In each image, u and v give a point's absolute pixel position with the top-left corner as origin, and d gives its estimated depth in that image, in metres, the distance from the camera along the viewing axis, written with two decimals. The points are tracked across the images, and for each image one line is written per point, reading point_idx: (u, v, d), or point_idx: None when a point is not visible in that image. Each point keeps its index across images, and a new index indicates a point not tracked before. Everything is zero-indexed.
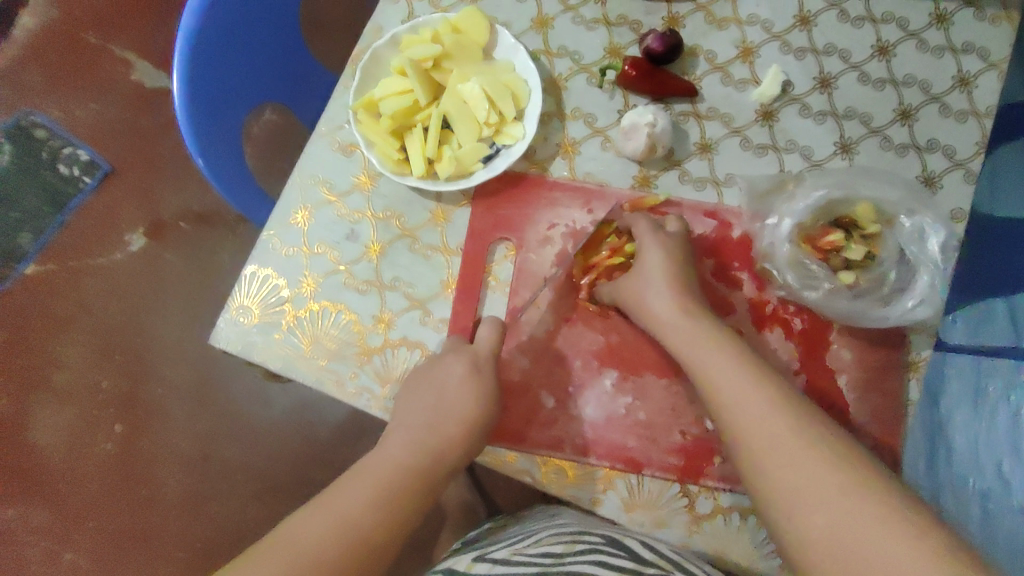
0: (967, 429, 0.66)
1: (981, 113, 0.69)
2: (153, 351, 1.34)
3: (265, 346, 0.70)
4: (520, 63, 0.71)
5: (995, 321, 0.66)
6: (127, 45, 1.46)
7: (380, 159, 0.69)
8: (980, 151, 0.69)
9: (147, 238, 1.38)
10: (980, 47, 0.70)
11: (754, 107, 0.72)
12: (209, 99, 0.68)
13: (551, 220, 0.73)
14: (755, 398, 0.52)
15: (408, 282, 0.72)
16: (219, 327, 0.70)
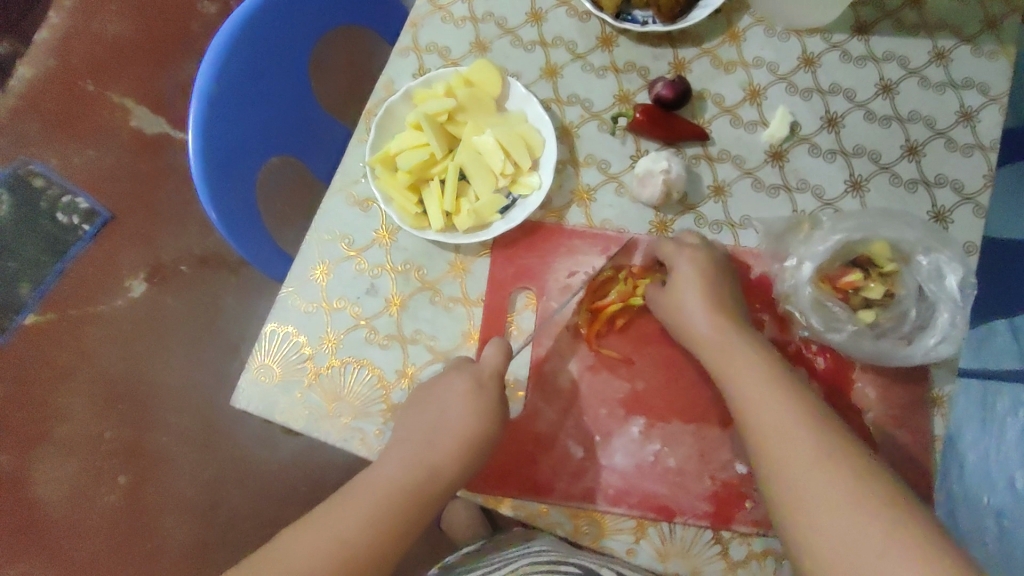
0: (979, 447, 0.73)
1: (986, 146, 0.70)
2: (157, 399, 1.30)
3: (289, 405, 0.70)
4: (533, 114, 0.72)
5: (995, 339, 0.79)
6: (127, 90, 1.41)
7: (399, 214, 0.69)
8: (988, 184, 0.69)
9: (148, 283, 1.34)
10: (981, 82, 0.71)
11: (765, 149, 0.72)
12: (223, 154, 0.70)
13: (570, 268, 0.73)
14: (787, 430, 0.52)
15: (430, 335, 0.72)
16: (241, 388, 0.70)
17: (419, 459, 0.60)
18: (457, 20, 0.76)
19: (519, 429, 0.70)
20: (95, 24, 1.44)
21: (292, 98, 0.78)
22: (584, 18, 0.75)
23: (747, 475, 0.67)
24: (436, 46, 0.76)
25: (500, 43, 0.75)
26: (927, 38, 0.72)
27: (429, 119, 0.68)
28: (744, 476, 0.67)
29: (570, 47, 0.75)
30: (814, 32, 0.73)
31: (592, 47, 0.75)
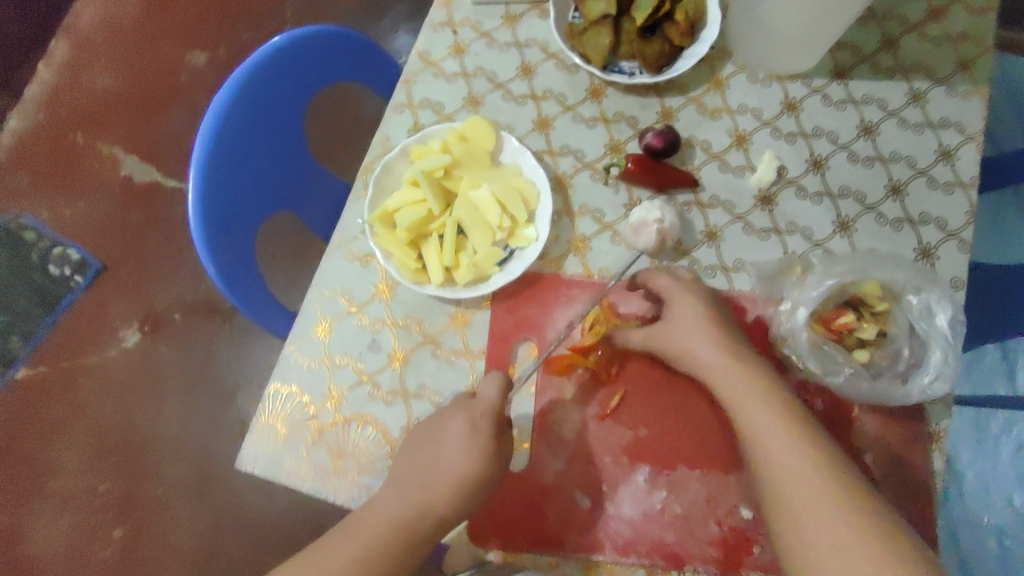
0: (979, 467, 0.90)
1: (968, 183, 0.71)
2: (153, 451, 1.24)
3: (295, 465, 0.70)
4: (527, 166, 0.74)
5: (984, 361, 0.91)
6: (117, 140, 1.36)
7: (399, 270, 0.71)
8: (971, 219, 0.70)
9: (142, 333, 1.30)
10: (957, 122, 0.72)
11: (754, 193, 0.73)
12: (222, 209, 0.71)
13: (570, 317, 0.74)
14: (787, 457, 0.55)
15: (433, 389, 0.72)
16: (246, 450, 0.70)
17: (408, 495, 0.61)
18: (450, 76, 0.78)
19: (524, 480, 0.70)
20: (83, 78, 1.37)
21: (287, 153, 0.80)
22: (572, 71, 0.78)
23: (753, 519, 0.67)
24: (430, 101, 0.78)
25: (492, 98, 0.78)
26: (903, 80, 0.74)
27: (425, 176, 0.70)
28: (749, 521, 0.67)
29: (560, 99, 0.77)
30: (796, 76, 0.75)
31: (582, 99, 0.77)
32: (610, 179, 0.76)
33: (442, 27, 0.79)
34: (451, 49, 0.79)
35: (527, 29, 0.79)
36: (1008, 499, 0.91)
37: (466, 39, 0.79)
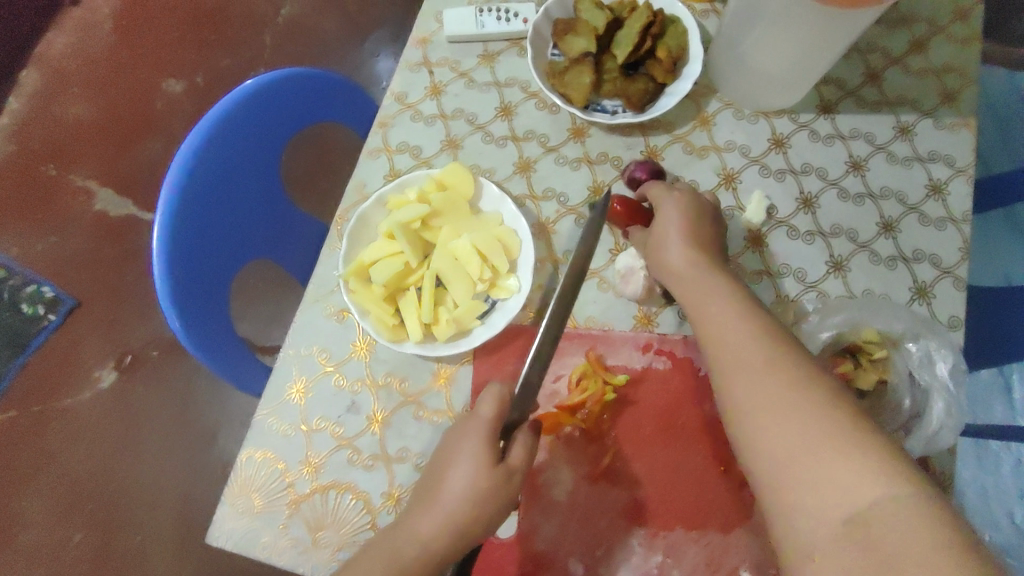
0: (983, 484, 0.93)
1: (959, 220, 0.68)
2: (131, 497, 1.19)
3: (270, 540, 0.63)
4: (509, 214, 0.70)
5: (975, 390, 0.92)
6: (91, 172, 1.35)
7: (377, 327, 0.66)
8: (964, 256, 0.67)
9: (117, 371, 1.25)
10: (946, 155, 0.70)
11: (743, 235, 0.69)
12: (191, 255, 0.65)
13: (556, 371, 0.68)
14: (779, 400, 0.44)
15: (417, 452, 0.66)
16: (217, 523, 0.63)
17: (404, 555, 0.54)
18: (427, 118, 0.75)
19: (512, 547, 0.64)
20: (55, 109, 1.39)
21: (262, 200, 0.75)
22: (554, 110, 0.75)
23: None
24: (407, 145, 0.74)
25: (472, 140, 0.75)
26: (889, 114, 0.72)
27: (403, 227, 0.65)
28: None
29: (542, 140, 0.74)
30: (782, 112, 0.73)
31: (565, 139, 0.74)
32: None
33: (418, 68, 0.76)
34: (428, 91, 0.76)
35: (506, 68, 0.76)
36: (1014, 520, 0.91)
37: (444, 80, 0.76)
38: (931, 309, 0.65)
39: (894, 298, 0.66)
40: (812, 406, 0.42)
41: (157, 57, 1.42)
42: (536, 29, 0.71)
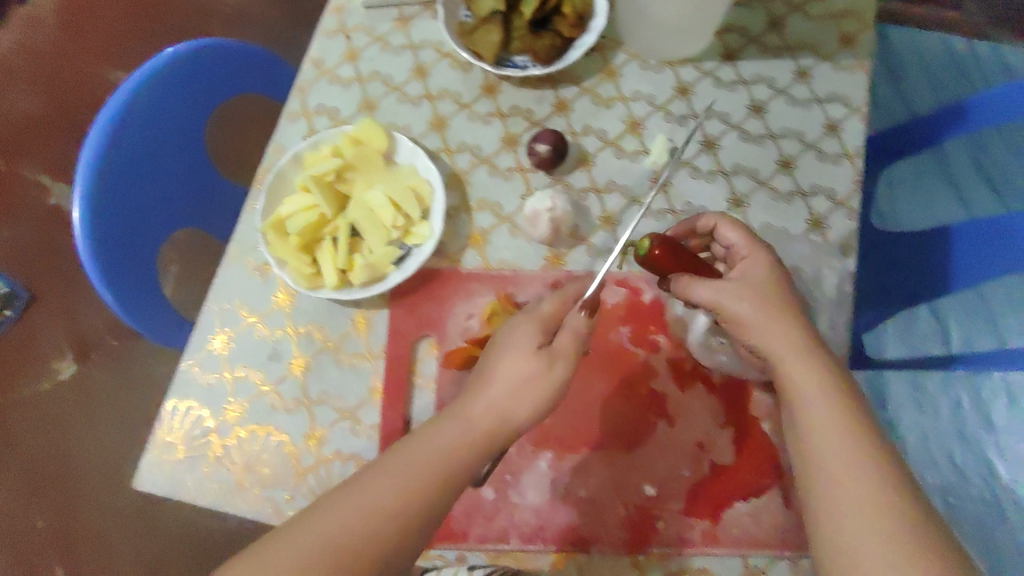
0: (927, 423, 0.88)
1: (853, 155, 0.69)
2: (79, 472, 1.15)
3: (195, 484, 0.65)
4: (422, 165, 0.70)
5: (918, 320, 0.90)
6: (38, 165, 1.26)
7: (294, 277, 0.67)
8: (858, 188, 0.68)
9: (77, 362, 1.20)
10: (842, 95, 0.71)
11: (648, 177, 0.71)
12: (119, 227, 0.64)
13: (467, 310, 0.71)
14: (847, 458, 0.45)
15: (336, 396, 0.68)
16: (143, 470, 0.65)
17: (399, 493, 0.46)
18: (344, 81, 0.75)
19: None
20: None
21: (182, 168, 0.72)
22: (467, 70, 0.75)
23: (660, 496, 0.61)
24: (324, 107, 0.75)
25: (387, 100, 0.75)
26: (789, 58, 0.73)
27: (317, 179, 0.66)
28: (654, 497, 0.61)
29: (456, 98, 0.75)
30: (687, 61, 0.74)
31: (477, 96, 0.75)
32: (507, 172, 0.72)
33: (335, 35, 0.77)
34: (344, 56, 0.76)
35: (421, 32, 0.77)
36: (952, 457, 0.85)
37: (360, 44, 0.77)
38: (825, 237, 0.67)
39: (791, 231, 0.68)
40: (881, 476, 0.44)
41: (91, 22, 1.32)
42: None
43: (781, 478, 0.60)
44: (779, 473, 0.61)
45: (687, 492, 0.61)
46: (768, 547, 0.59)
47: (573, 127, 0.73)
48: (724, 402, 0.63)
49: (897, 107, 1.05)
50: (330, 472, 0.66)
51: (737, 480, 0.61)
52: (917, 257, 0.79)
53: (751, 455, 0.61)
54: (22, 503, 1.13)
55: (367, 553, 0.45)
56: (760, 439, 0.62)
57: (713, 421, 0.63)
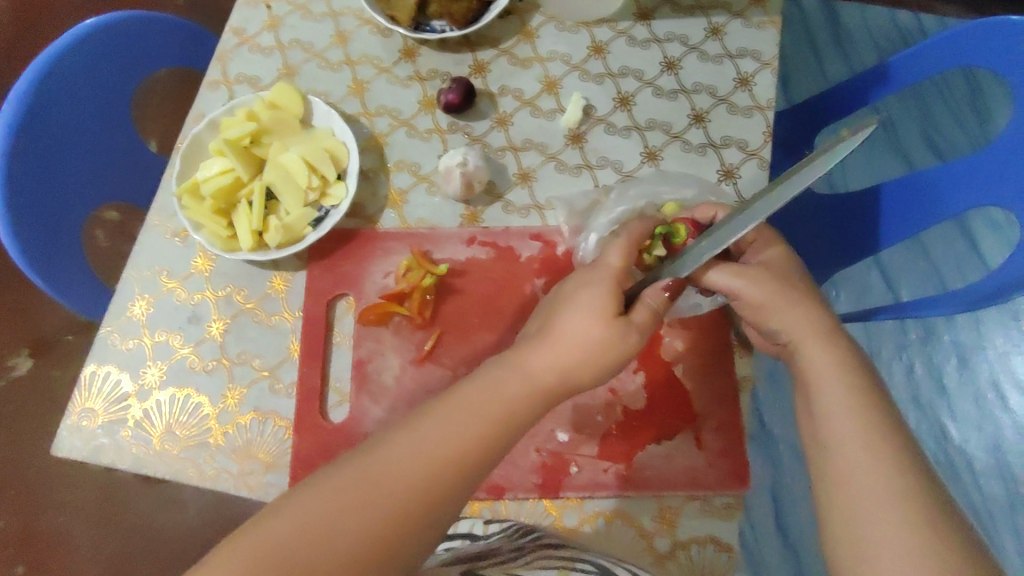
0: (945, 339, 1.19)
1: (764, 106, 0.73)
2: (55, 485, 1.22)
3: (115, 446, 0.65)
4: (338, 128, 0.72)
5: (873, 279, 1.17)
6: None
7: (210, 239, 0.68)
8: (768, 140, 0.72)
9: (33, 359, 1.28)
10: (753, 51, 0.75)
11: (564, 133, 0.74)
12: (29, 168, 0.74)
13: (385, 269, 0.70)
14: (844, 416, 0.47)
15: (255, 354, 0.68)
16: (61, 436, 0.65)
17: (441, 445, 0.47)
18: (265, 50, 0.79)
19: (342, 432, 0.65)
20: None
21: (92, 138, 0.83)
22: (386, 35, 0.78)
23: (572, 441, 0.65)
24: (244, 75, 0.78)
25: (308, 67, 0.78)
26: (702, 16, 0.77)
27: (229, 142, 0.67)
28: (567, 443, 0.65)
29: (376, 62, 0.77)
30: (602, 22, 0.78)
31: (396, 60, 0.77)
32: (425, 134, 0.75)
33: (255, 4, 0.80)
34: (265, 25, 0.80)
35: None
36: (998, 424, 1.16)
37: (281, 13, 0.80)
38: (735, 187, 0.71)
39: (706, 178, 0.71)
40: (866, 440, 0.46)
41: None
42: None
43: (692, 422, 0.65)
44: (684, 412, 0.65)
45: (600, 438, 0.65)
46: (680, 488, 0.63)
47: (491, 87, 0.76)
48: (639, 352, 0.67)
49: (844, 71, 1.23)
50: (249, 430, 0.65)
51: (654, 422, 0.65)
52: (854, 213, 0.85)
53: (657, 398, 0.66)
54: (4, 469, 1.22)
55: (391, 498, 0.44)
56: (670, 385, 0.66)
57: (626, 369, 0.67)
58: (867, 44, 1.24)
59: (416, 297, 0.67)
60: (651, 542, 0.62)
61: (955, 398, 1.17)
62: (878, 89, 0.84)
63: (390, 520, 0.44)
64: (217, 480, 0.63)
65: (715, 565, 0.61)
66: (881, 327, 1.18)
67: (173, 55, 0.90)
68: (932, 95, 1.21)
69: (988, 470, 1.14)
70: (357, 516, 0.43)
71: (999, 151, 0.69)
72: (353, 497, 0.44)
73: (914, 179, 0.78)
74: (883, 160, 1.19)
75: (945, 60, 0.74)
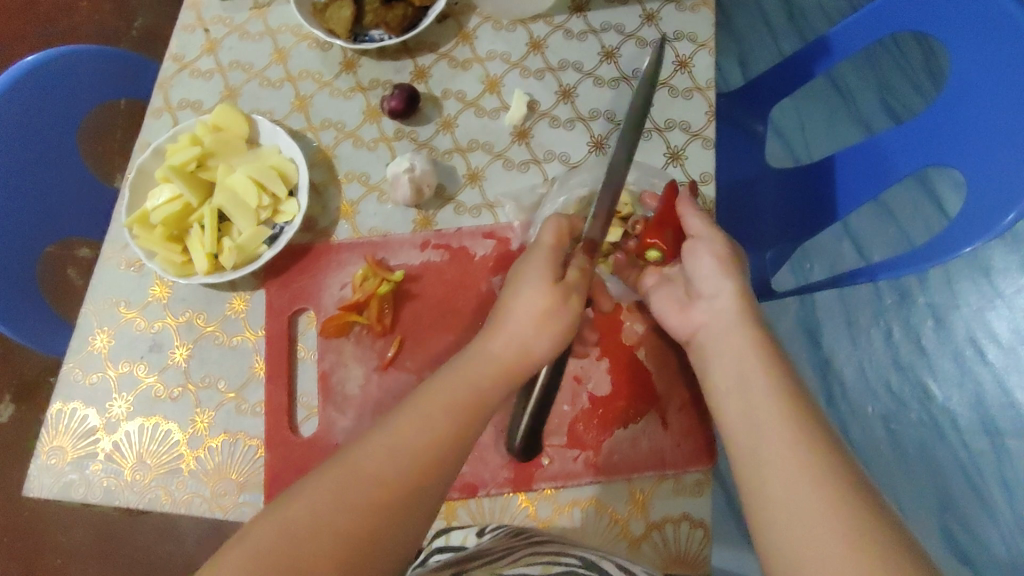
0: (925, 300, 1.20)
1: (703, 87, 0.74)
2: (51, 527, 1.21)
3: (85, 481, 0.65)
4: (284, 144, 0.72)
5: (842, 254, 1.18)
6: None
7: (164, 266, 0.68)
8: (710, 119, 0.73)
9: (16, 404, 1.27)
10: (688, 33, 0.76)
11: (510, 131, 0.75)
12: None
13: (343, 281, 0.71)
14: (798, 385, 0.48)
15: (220, 377, 0.68)
16: (31, 476, 0.65)
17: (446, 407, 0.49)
18: (205, 74, 0.79)
19: (313, 446, 0.66)
20: None
21: (42, 174, 0.83)
22: (325, 48, 0.79)
23: (540, 433, 0.66)
24: (187, 101, 0.78)
25: (250, 87, 0.78)
26: (636, 4, 0.78)
27: (175, 168, 0.67)
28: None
29: (317, 77, 0.78)
30: (538, 18, 0.79)
31: (338, 72, 0.78)
32: (371, 143, 0.75)
33: (193, 29, 0.81)
34: (203, 49, 0.80)
35: (278, 17, 0.80)
36: (980, 380, 1.18)
37: (218, 36, 0.80)
38: (681, 168, 0.72)
39: (652, 163, 0.72)
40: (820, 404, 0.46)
41: (26, 38, 1.42)
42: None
43: (655, 403, 0.66)
44: (647, 395, 0.66)
45: (568, 428, 0.66)
46: (649, 468, 0.64)
47: (433, 92, 0.77)
48: (599, 341, 0.68)
49: (797, 42, 1.24)
50: (220, 452, 0.65)
51: (617, 407, 0.66)
52: (811, 186, 0.85)
53: (617, 383, 0.67)
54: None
55: (412, 455, 0.45)
56: (632, 368, 0.67)
57: (587, 357, 0.68)
58: (817, 16, 1.25)
59: (374, 306, 0.67)
60: (626, 526, 0.62)
61: (935, 357, 1.18)
62: (821, 62, 0.84)
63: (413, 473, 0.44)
64: (191, 505, 0.63)
65: (690, 542, 0.61)
66: (858, 296, 1.18)
67: (116, 90, 0.90)
68: (887, 63, 1.22)
69: (972, 426, 1.16)
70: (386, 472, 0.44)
71: (940, 109, 0.69)
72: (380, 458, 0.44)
73: (862, 145, 0.78)
74: (844, 129, 1.20)
75: (885, 24, 0.75)
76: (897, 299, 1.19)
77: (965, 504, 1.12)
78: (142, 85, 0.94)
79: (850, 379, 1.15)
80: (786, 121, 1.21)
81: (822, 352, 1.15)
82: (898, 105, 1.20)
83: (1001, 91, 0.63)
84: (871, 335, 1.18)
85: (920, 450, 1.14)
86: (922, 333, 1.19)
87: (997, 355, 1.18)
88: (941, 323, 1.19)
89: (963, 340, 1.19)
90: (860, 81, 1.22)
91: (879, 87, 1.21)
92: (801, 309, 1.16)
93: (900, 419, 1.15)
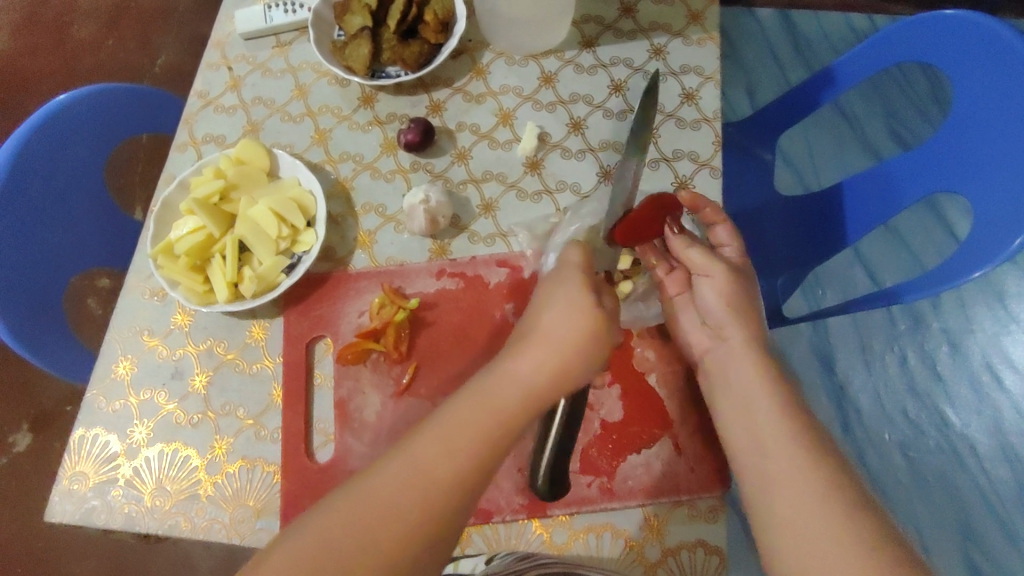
0: (940, 327, 1.20)
1: (711, 118, 0.76)
2: (64, 558, 1.21)
3: (106, 507, 0.66)
4: (303, 177, 0.74)
5: (854, 279, 1.18)
6: None
7: (186, 295, 0.70)
8: (717, 149, 0.75)
9: (33, 433, 1.29)
10: (695, 67, 0.79)
11: (522, 161, 0.77)
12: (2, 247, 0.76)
13: (359, 309, 0.72)
14: None
15: (239, 404, 0.69)
16: (53, 502, 0.66)
17: (433, 452, 0.47)
18: (229, 109, 0.82)
19: (330, 472, 0.66)
20: None
21: (67, 209, 0.86)
22: (344, 85, 0.82)
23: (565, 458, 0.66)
24: (211, 135, 0.81)
25: (271, 121, 0.81)
26: (644, 39, 0.80)
27: (198, 201, 0.69)
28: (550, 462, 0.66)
29: (335, 112, 0.81)
30: (549, 53, 0.81)
31: (356, 107, 0.81)
32: (388, 175, 0.77)
33: (217, 67, 0.84)
34: (227, 86, 0.83)
35: (299, 54, 0.84)
36: (1000, 406, 1.16)
37: (241, 73, 0.83)
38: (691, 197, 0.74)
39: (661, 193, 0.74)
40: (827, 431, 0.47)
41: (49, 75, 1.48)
42: (317, 14, 0.78)
43: (669, 428, 0.66)
44: (659, 421, 0.66)
45: (581, 453, 0.66)
46: (663, 495, 0.64)
47: (448, 125, 0.79)
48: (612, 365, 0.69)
49: (803, 71, 1.27)
50: (238, 478, 0.66)
51: (632, 434, 0.66)
52: (822, 213, 0.86)
53: (631, 411, 0.67)
54: (10, 549, 1.22)
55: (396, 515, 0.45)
56: (647, 396, 0.68)
57: (602, 385, 0.69)
58: (823, 47, 1.28)
59: (390, 333, 0.69)
60: (641, 552, 0.62)
61: (951, 384, 1.17)
62: (828, 92, 0.86)
63: (404, 531, 0.44)
64: (209, 531, 0.64)
65: (705, 568, 0.61)
66: (871, 321, 1.18)
67: (137, 125, 0.93)
68: (895, 91, 1.24)
69: (992, 452, 1.14)
70: (387, 506, 0.45)
71: (949, 133, 0.70)
72: (355, 518, 0.44)
73: (872, 172, 0.79)
74: (853, 155, 1.21)
75: (891, 56, 0.76)
76: (911, 326, 1.19)
77: (988, 533, 1.10)
78: (166, 120, 0.97)
79: (866, 406, 1.14)
80: (795, 149, 1.22)
81: (836, 378, 1.15)
82: (903, 130, 1.22)
83: (1003, 123, 0.65)
84: (886, 361, 1.17)
85: (940, 479, 1.12)
86: (939, 360, 1.18)
87: (1016, 381, 1.17)
88: (959, 350, 1.19)
89: (980, 365, 1.18)
90: (867, 108, 1.24)
91: (884, 113, 1.23)
92: (813, 336, 1.16)
93: (917, 448, 1.14)
